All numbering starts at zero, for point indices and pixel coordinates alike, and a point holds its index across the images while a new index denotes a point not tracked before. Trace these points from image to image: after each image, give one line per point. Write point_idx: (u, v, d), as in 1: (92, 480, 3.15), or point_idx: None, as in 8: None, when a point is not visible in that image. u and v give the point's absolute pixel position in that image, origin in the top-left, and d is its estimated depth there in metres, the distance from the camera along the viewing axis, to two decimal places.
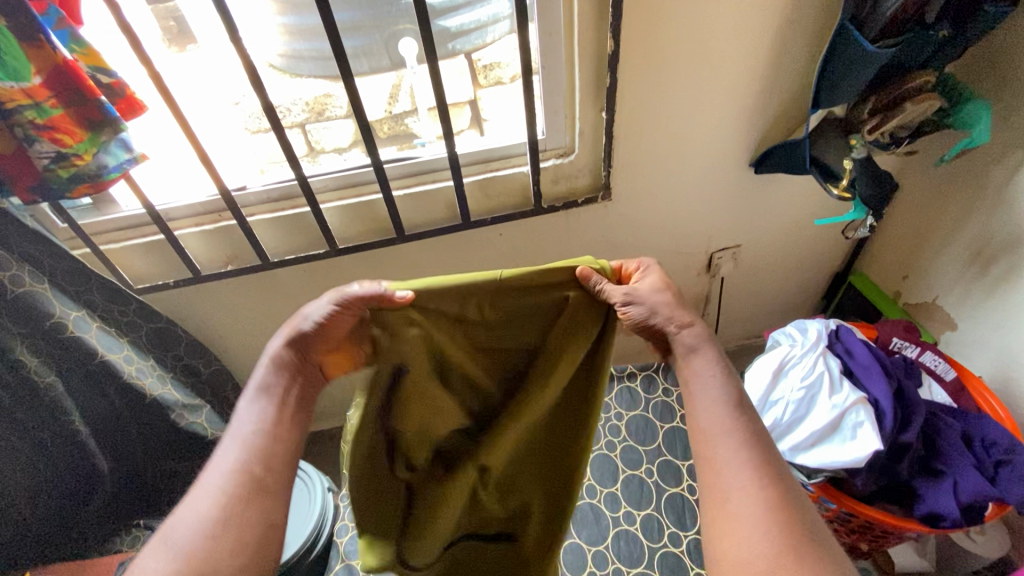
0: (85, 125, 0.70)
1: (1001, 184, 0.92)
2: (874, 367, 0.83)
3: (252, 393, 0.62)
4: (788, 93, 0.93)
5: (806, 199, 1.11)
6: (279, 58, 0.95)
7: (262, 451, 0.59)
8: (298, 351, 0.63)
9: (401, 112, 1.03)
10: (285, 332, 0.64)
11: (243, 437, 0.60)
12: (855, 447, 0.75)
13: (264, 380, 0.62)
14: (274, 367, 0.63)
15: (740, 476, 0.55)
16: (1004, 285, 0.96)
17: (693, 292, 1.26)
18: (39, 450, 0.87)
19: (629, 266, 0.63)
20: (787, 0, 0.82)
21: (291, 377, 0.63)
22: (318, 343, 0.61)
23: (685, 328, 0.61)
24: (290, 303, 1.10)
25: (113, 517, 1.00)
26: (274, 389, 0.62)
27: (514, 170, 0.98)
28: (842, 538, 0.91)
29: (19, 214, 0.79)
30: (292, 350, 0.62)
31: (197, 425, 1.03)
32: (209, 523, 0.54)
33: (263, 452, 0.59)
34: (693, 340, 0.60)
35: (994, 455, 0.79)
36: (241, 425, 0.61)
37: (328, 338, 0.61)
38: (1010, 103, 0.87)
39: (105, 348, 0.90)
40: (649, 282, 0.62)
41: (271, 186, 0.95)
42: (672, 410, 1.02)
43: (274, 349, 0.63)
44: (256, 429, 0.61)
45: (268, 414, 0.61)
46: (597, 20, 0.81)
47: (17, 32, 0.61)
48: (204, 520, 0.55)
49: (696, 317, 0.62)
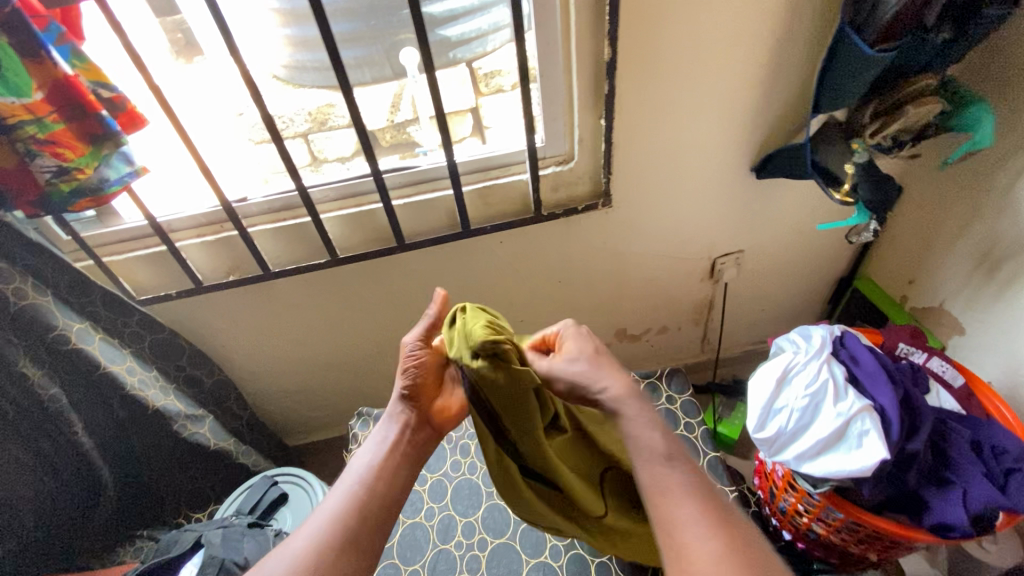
0: (87, 140, 0.70)
1: (1007, 187, 0.91)
2: (880, 373, 0.82)
3: (367, 445, 0.67)
4: (788, 98, 0.92)
5: (808, 205, 1.10)
6: (283, 69, 0.94)
7: (359, 500, 0.61)
8: (412, 401, 0.67)
9: (404, 120, 1.02)
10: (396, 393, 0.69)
11: (344, 488, 0.63)
12: (862, 455, 0.74)
13: (381, 435, 0.67)
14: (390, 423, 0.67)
15: (688, 508, 0.56)
16: (1012, 289, 0.94)
17: (696, 298, 1.25)
18: (43, 461, 0.88)
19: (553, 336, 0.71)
20: (785, 4, 0.81)
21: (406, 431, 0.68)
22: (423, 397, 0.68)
23: (605, 386, 0.64)
24: (293, 312, 1.11)
25: (116, 529, 0.99)
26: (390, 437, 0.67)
27: (514, 178, 0.98)
28: (849, 548, 0.89)
29: (23, 228, 0.79)
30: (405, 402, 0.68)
31: (201, 435, 1.04)
32: (323, 546, 0.57)
33: (361, 500, 0.61)
34: (612, 401, 0.63)
35: (1004, 464, 0.77)
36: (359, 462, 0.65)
37: (426, 379, 0.68)
38: (1015, 105, 0.86)
39: (108, 359, 0.91)
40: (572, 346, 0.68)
41: (273, 197, 0.95)
42: (676, 417, 1.05)
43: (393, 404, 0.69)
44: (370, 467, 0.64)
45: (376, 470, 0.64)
46: (595, 28, 0.81)
47: (18, 49, 0.63)
48: (319, 543, 0.57)
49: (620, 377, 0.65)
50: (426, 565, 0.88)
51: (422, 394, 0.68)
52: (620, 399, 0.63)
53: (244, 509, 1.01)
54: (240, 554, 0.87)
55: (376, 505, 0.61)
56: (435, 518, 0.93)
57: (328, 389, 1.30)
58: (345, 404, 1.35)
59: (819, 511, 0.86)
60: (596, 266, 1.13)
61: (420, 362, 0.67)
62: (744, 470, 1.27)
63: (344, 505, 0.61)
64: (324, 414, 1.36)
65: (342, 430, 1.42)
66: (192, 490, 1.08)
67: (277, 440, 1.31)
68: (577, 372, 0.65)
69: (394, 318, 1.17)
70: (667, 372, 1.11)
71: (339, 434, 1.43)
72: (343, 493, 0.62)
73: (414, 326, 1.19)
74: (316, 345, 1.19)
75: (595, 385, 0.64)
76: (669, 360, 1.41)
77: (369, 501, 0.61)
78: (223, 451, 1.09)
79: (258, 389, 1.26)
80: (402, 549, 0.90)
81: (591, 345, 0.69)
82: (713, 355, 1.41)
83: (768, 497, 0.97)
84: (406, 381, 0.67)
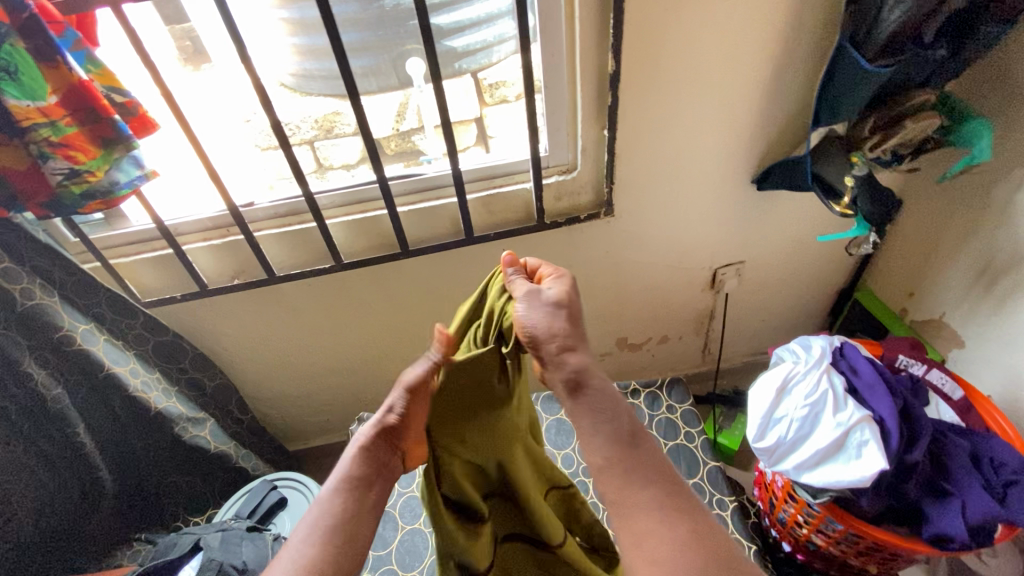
0: (99, 143, 0.72)
1: (1005, 201, 0.92)
2: (879, 384, 0.82)
3: (328, 484, 0.60)
4: (788, 112, 0.94)
5: (808, 218, 1.11)
6: (290, 77, 0.95)
7: (325, 554, 0.55)
8: (386, 439, 0.60)
9: (408, 129, 1.04)
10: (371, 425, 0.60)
11: (306, 532, 0.57)
12: (860, 466, 0.74)
13: (343, 475, 0.59)
14: (353, 459, 0.60)
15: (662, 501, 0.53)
16: (1010, 303, 0.95)
17: (696, 308, 1.26)
18: (43, 459, 0.88)
19: (545, 271, 0.63)
20: (786, 21, 0.83)
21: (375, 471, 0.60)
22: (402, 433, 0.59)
23: (570, 350, 0.56)
24: (296, 317, 1.11)
25: (114, 532, 0.99)
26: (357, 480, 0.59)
27: (517, 187, 0.99)
28: (847, 560, 0.89)
29: (32, 228, 0.81)
30: (383, 438, 0.60)
31: (201, 437, 1.05)
32: None
33: (325, 549, 0.55)
34: (575, 368, 0.56)
35: (1003, 476, 0.77)
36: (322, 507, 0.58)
37: (411, 426, 0.59)
38: (1011, 121, 0.87)
39: (112, 361, 0.91)
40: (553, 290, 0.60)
41: (279, 202, 0.96)
42: (675, 427, 1.05)
43: (363, 440, 0.60)
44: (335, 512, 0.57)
45: (341, 510, 0.57)
46: (599, 42, 0.82)
47: (35, 54, 0.64)
48: None
49: (582, 343, 0.58)
50: (424, 571, 0.89)
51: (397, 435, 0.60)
52: (584, 368, 0.56)
53: (243, 512, 1.02)
54: (239, 557, 0.87)
55: (345, 554, 0.56)
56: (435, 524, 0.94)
57: (329, 394, 1.30)
58: (345, 410, 1.35)
59: (818, 523, 0.85)
60: (598, 275, 1.14)
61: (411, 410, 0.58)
62: (744, 481, 1.26)
63: (310, 559, 0.54)
64: (324, 420, 1.37)
65: (342, 436, 1.42)
66: (191, 493, 1.08)
67: (277, 444, 1.31)
68: (542, 323, 0.56)
69: (398, 324, 1.17)
70: (667, 382, 1.11)
71: (338, 440, 1.43)
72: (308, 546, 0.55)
73: (416, 333, 1.20)
74: (319, 350, 1.20)
75: (555, 343, 0.56)
76: (670, 369, 1.41)
77: (338, 548, 0.56)
78: (222, 454, 1.08)
79: (259, 393, 1.26)
80: (401, 555, 0.91)
81: (572, 297, 0.60)
82: (714, 365, 1.41)
83: (768, 507, 0.97)
84: (390, 422, 0.59)
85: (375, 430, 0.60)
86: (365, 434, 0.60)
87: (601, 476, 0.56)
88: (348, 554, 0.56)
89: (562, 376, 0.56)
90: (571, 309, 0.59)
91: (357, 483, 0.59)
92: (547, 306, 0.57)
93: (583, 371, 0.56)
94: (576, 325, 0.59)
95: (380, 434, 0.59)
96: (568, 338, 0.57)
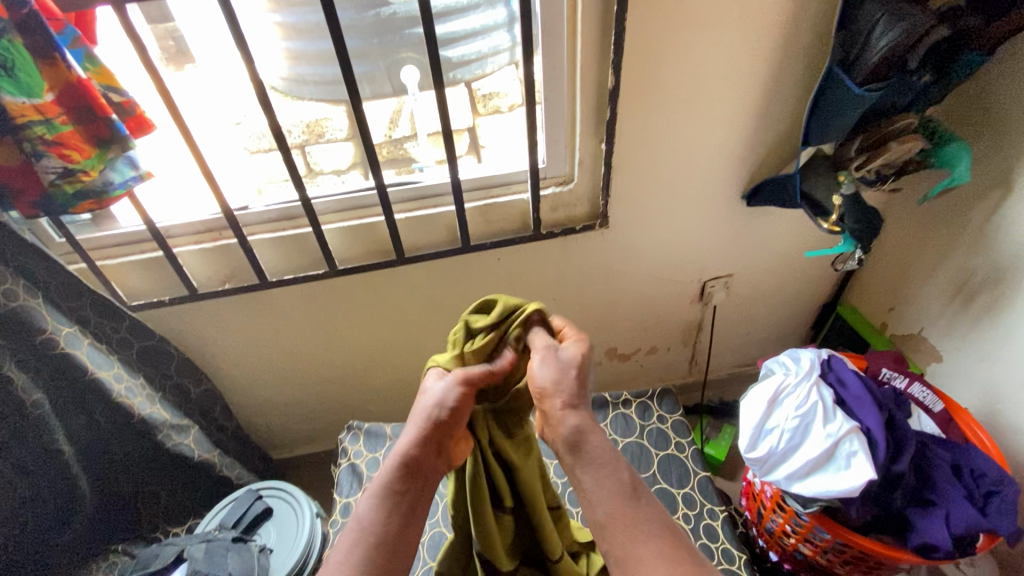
0: (94, 143, 0.70)
1: (982, 222, 0.96)
2: (866, 396, 0.85)
3: (369, 495, 0.61)
4: (778, 132, 0.97)
5: (795, 234, 1.15)
6: (281, 81, 0.92)
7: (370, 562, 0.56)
8: (428, 443, 0.62)
9: (401, 137, 1.02)
10: (410, 429, 0.64)
11: (357, 533, 0.59)
12: (850, 476, 0.76)
13: (386, 484, 0.61)
14: (393, 467, 0.62)
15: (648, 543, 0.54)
16: (987, 319, 0.99)
17: (685, 319, 1.28)
18: (19, 471, 0.83)
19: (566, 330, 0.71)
20: (778, 44, 0.86)
21: (416, 476, 0.62)
22: (447, 432, 0.63)
23: (571, 408, 0.62)
24: (286, 322, 1.10)
25: (86, 543, 0.94)
26: (399, 488, 0.61)
27: (514, 197, 1.00)
28: (833, 569, 0.90)
29: (18, 228, 0.79)
30: (428, 440, 0.62)
31: (184, 446, 1.02)
32: None
33: (375, 545, 0.58)
34: (574, 427, 0.60)
35: (984, 486, 0.81)
36: (365, 515, 0.60)
37: (458, 416, 0.63)
38: (989, 146, 0.92)
39: (95, 365, 0.88)
40: (569, 351, 0.67)
41: (273, 206, 0.95)
42: (666, 438, 1.06)
43: (402, 446, 0.63)
44: (378, 518, 0.59)
45: (385, 519, 0.59)
46: (599, 57, 0.84)
47: (33, 51, 0.63)
48: None
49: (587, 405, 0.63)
50: None
51: (441, 436, 0.63)
52: (585, 427, 0.61)
53: (227, 523, 0.99)
54: (224, 568, 0.88)
55: (389, 559, 0.58)
56: (424, 536, 0.94)
57: (317, 401, 1.28)
58: (333, 418, 1.33)
59: (806, 532, 0.87)
60: (590, 285, 1.15)
61: (461, 403, 0.64)
62: (731, 491, 1.28)
63: (362, 553, 0.57)
64: (309, 428, 1.34)
65: (328, 444, 1.39)
66: (172, 503, 1.05)
67: (261, 453, 1.28)
68: (549, 378, 0.63)
69: (388, 332, 1.16)
70: (658, 393, 1.12)
71: (324, 448, 1.40)
72: (355, 558, 0.56)
73: (407, 340, 1.19)
74: (308, 356, 1.18)
75: (558, 399, 0.62)
76: (657, 379, 1.43)
77: (384, 551, 0.58)
78: (206, 463, 1.05)
79: (244, 400, 1.24)
80: None
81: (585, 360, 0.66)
82: (701, 376, 1.43)
83: (755, 517, 0.99)
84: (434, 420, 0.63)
85: (422, 432, 0.62)
86: (404, 440, 0.63)
87: (608, 530, 0.56)
88: (391, 556, 0.58)
89: (562, 435, 0.61)
90: (582, 374, 0.65)
91: (397, 493, 0.61)
92: (559, 363, 0.65)
93: (582, 430, 0.61)
94: (582, 389, 0.64)
95: (422, 436, 0.62)
96: (572, 397, 0.62)
